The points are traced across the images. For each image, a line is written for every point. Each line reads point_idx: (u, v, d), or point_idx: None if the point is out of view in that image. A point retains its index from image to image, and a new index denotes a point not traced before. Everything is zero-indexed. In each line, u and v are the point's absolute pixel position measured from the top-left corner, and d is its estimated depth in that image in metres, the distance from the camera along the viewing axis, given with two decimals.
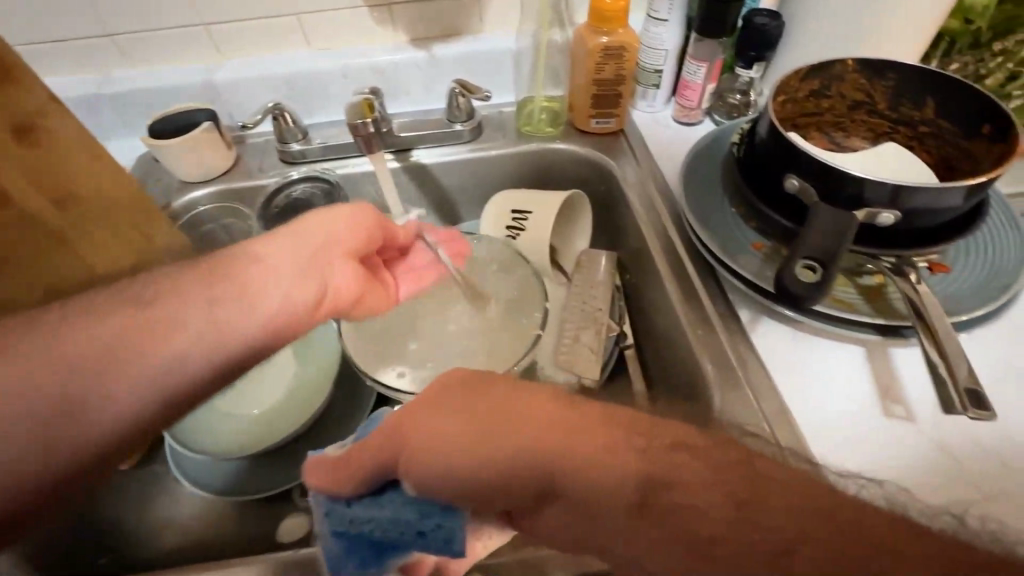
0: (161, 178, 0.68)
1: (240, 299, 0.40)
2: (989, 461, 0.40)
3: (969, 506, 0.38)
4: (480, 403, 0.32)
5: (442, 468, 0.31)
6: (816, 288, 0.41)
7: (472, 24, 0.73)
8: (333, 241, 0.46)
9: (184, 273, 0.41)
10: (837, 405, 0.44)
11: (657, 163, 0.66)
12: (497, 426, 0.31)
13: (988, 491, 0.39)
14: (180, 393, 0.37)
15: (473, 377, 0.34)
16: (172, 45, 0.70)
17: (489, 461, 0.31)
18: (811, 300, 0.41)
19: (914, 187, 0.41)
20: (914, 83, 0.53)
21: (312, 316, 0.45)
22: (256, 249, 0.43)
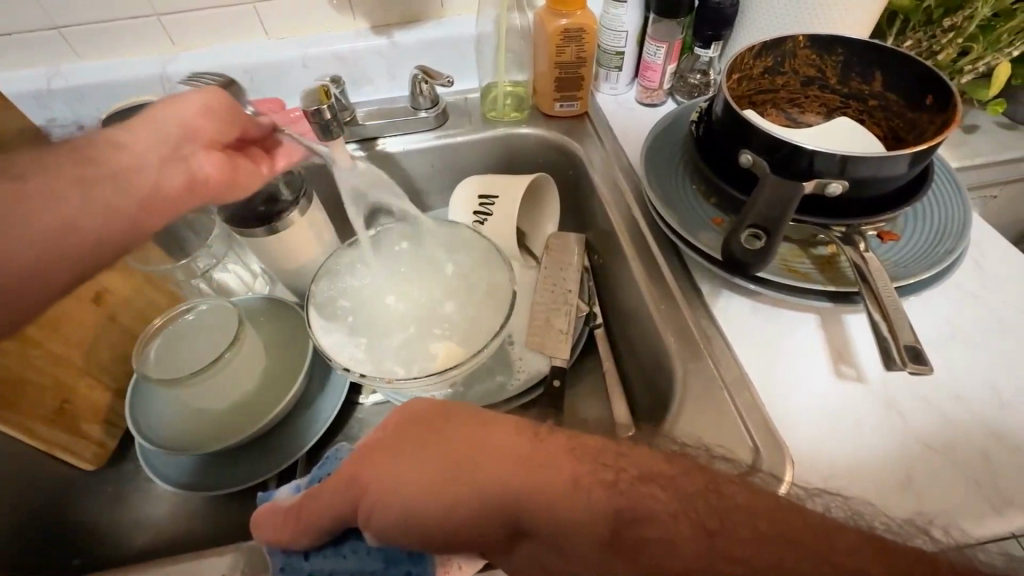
0: None
1: (110, 179, 0.44)
2: (944, 427, 0.42)
3: (926, 475, 0.40)
4: (436, 430, 0.35)
5: (399, 487, 0.33)
6: (761, 255, 0.42)
7: (434, 9, 0.72)
8: (188, 132, 0.49)
9: (45, 154, 0.42)
10: (797, 377, 0.45)
11: (622, 146, 0.67)
12: (454, 450, 0.33)
13: (948, 468, 0.40)
14: (68, 233, 0.40)
15: (428, 407, 0.36)
16: (123, 36, 0.68)
17: (452, 479, 0.32)
18: (757, 266, 0.43)
19: (860, 156, 0.42)
20: (862, 57, 0.54)
21: (184, 199, 0.48)
22: (113, 138, 0.46)
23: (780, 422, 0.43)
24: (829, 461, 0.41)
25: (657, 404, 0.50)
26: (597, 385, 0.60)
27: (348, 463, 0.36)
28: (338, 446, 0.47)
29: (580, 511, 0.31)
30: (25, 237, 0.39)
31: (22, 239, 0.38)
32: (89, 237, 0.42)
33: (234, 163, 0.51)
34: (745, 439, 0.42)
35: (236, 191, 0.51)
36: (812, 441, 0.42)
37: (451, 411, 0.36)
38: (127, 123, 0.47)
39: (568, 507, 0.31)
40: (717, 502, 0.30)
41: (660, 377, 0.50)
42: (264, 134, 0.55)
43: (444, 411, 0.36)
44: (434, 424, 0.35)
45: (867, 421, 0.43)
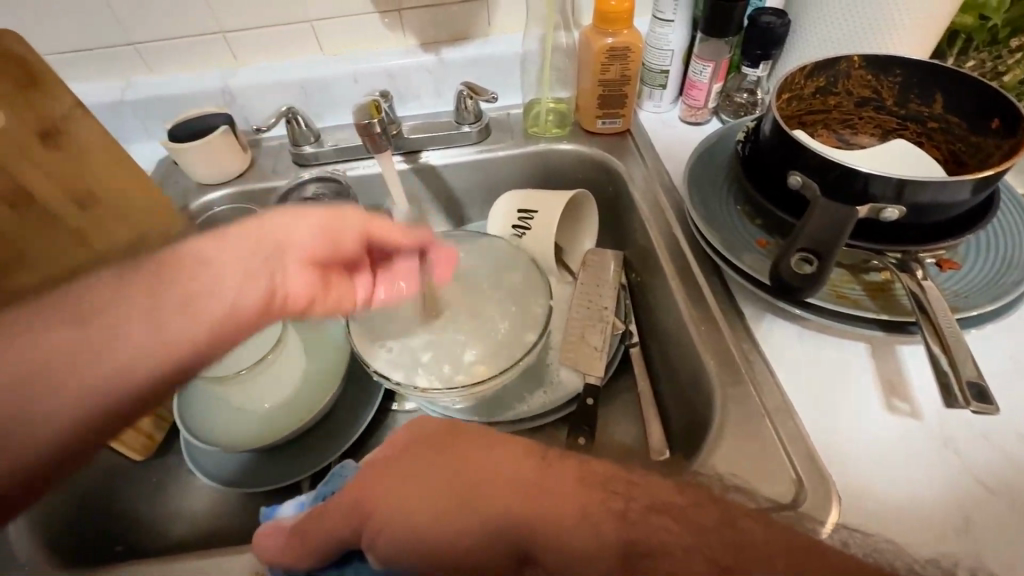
0: (179, 180, 0.71)
1: (178, 307, 0.39)
2: (1010, 474, 0.39)
3: (990, 525, 0.37)
4: (447, 446, 0.36)
5: (408, 506, 0.34)
6: (813, 279, 0.40)
7: (481, 28, 0.74)
8: (287, 246, 0.45)
9: (123, 275, 0.40)
10: (844, 410, 0.43)
11: (663, 163, 0.66)
12: (464, 466, 0.35)
13: (1014, 519, 0.37)
14: (147, 375, 0.38)
15: (438, 424, 0.38)
16: (191, 51, 0.72)
17: (464, 492, 0.33)
18: (806, 292, 0.41)
19: (920, 180, 0.41)
20: (922, 79, 0.52)
21: (256, 322, 0.44)
22: (196, 251, 0.42)
23: (823, 449, 0.41)
24: (878, 503, 0.38)
25: (693, 427, 0.49)
26: (630, 403, 0.59)
27: (357, 480, 0.37)
28: (345, 461, 0.48)
29: (597, 537, 0.30)
30: (86, 381, 0.36)
31: (67, 392, 0.35)
32: (138, 379, 0.37)
33: (325, 284, 0.48)
34: (787, 469, 0.40)
35: (320, 311, 0.48)
36: (858, 471, 0.40)
37: (464, 433, 0.37)
38: (225, 231, 0.44)
39: (585, 531, 0.31)
40: (748, 546, 0.29)
41: (697, 398, 0.48)
42: (377, 253, 0.51)
43: (465, 428, 0.37)
44: (445, 442, 0.36)
45: (921, 455, 0.40)
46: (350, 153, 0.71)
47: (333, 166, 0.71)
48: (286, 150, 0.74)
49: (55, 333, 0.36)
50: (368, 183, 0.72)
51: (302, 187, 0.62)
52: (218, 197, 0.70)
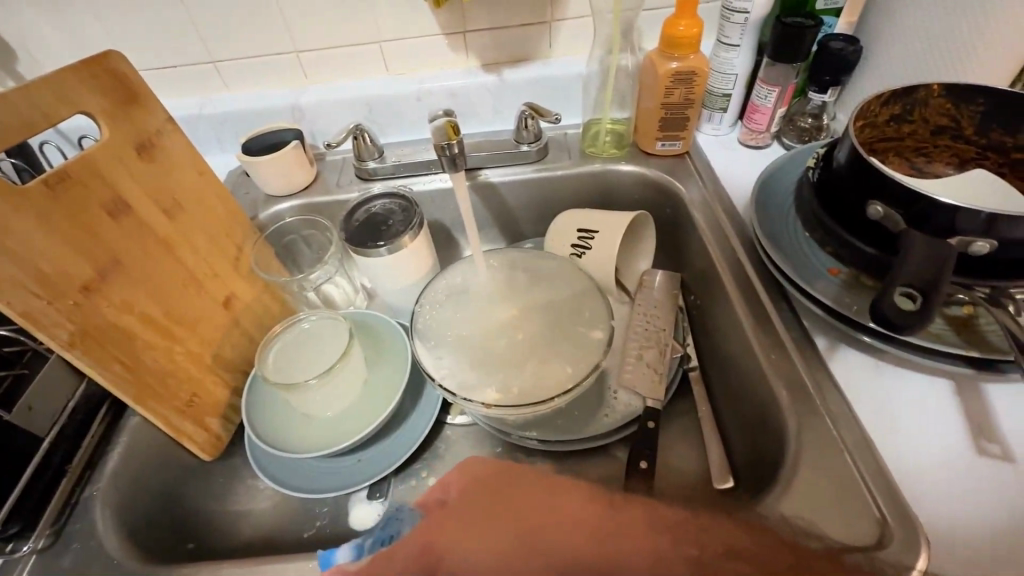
0: (249, 191, 0.74)
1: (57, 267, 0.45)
2: None
3: None
4: (498, 492, 0.37)
5: (478, 549, 0.33)
6: (918, 319, 0.38)
7: (542, 50, 0.76)
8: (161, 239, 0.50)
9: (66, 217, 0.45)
10: (925, 450, 0.42)
11: (723, 185, 0.66)
12: (524, 510, 0.35)
13: None
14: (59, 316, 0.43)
15: (488, 468, 0.39)
16: (265, 70, 0.76)
17: (528, 538, 0.33)
18: (910, 331, 0.38)
19: (1011, 216, 0.39)
20: (1008, 109, 0.51)
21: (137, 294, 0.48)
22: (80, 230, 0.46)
23: (904, 487, 0.40)
24: (970, 550, 0.37)
25: (759, 458, 0.48)
26: (688, 429, 0.58)
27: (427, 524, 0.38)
28: (399, 505, 0.43)
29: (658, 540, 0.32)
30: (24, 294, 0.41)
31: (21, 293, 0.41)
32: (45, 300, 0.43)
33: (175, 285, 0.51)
34: (867, 507, 0.39)
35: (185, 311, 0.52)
36: (943, 514, 0.38)
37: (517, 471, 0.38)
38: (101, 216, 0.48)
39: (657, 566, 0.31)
40: None
41: (765, 429, 0.48)
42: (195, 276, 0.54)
43: (517, 476, 0.38)
44: (499, 496, 0.37)
45: (1013, 501, 0.38)
46: (411, 169, 0.73)
47: (395, 182, 0.74)
48: (350, 165, 0.77)
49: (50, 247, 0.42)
50: (426, 198, 0.74)
51: (371, 201, 0.64)
52: (287, 208, 0.73)
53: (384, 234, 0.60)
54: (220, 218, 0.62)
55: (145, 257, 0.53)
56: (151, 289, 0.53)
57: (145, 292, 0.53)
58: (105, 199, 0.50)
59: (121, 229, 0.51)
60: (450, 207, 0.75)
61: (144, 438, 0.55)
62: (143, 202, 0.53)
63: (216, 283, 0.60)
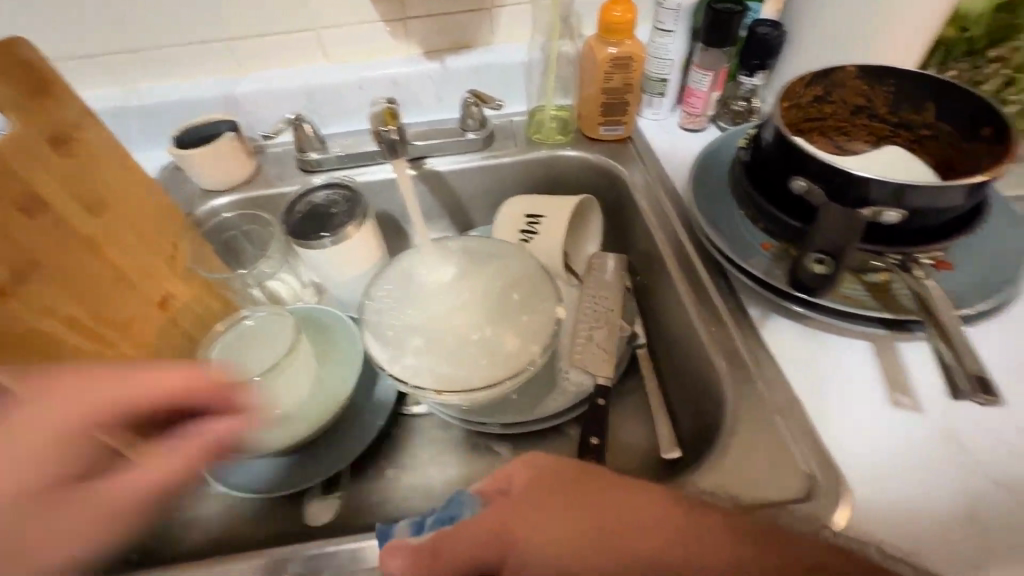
0: (183, 186, 0.71)
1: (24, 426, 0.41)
2: (1006, 461, 0.41)
3: (991, 511, 0.39)
4: (581, 486, 0.36)
5: (548, 542, 0.34)
6: (828, 280, 0.44)
7: (484, 37, 0.76)
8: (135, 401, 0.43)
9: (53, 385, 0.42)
10: (848, 407, 0.45)
11: (664, 169, 0.68)
12: (601, 511, 0.34)
13: (1014, 505, 0.39)
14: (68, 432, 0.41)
15: (554, 464, 0.38)
16: (195, 59, 0.72)
17: (606, 531, 0.33)
18: (823, 289, 0.45)
19: (916, 186, 0.43)
20: (914, 88, 0.55)
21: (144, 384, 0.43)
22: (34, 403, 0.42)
23: (830, 442, 0.43)
24: (885, 494, 0.40)
25: (702, 426, 0.50)
26: (638, 405, 0.60)
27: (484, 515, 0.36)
28: (465, 485, 0.40)
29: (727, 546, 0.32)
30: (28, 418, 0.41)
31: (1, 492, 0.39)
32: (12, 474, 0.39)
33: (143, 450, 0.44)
34: (799, 463, 0.41)
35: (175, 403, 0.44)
36: (863, 463, 0.41)
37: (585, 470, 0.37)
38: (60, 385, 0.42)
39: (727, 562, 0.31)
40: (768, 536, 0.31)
41: (707, 398, 0.50)
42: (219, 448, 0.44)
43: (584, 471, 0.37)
44: (570, 492, 0.36)
45: (924, 447, 0.42)
46: (355, 159, 0.72)
47: (338, 173, 0.72)
48: (290, 157, 0.75)
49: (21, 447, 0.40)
50: (372, 189, 0.72)
51: (313, 193, 0.62)
52: (225, 203, 0.70)
53: (328, 226, 0.60)
54: (152, 215, 0.59)
55: (67, 258, 0.50)
56: (74, 292, 0.51)
57: (67, 294, 0.50)
58: (18, 197, 0.47)
59: (37, 229, 0.48)
60: (398, 197, 0.74)
61: None
62: (62, 199, 0.50)
63: (149, 283, 0.58)
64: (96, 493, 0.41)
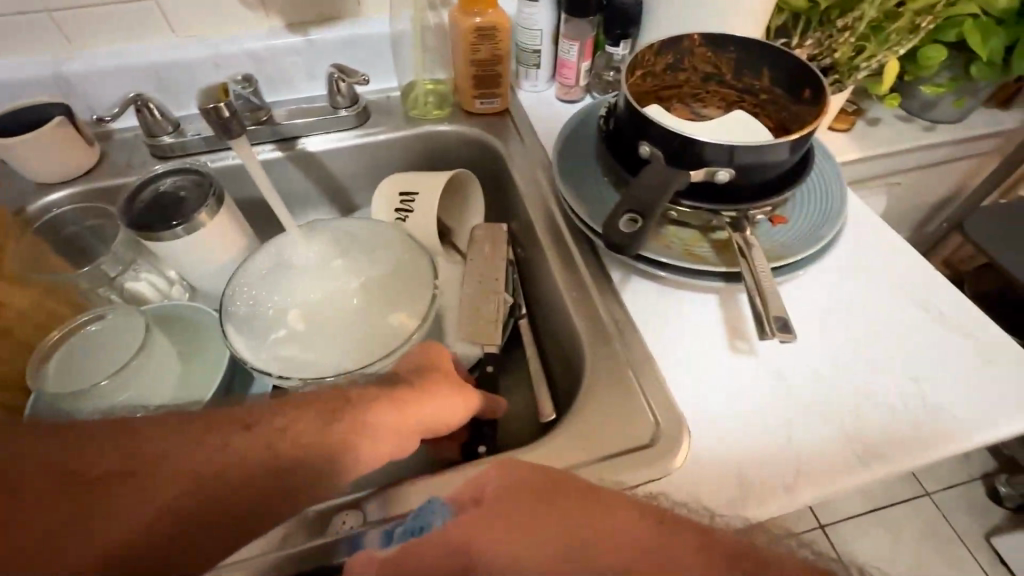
0: (11, 181, 0.63)
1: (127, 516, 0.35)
2: (822, 392, 0.46)
3: (805, 438, 0.43)
4: (546, 496, 0.34)
5: (521, 548, 0.31)
6: (637, 234, 0.47)
7: (351, 8, 0.72)
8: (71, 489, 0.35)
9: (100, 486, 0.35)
10: (695, 358, 0.48)
11: (541, 141, 0.69)
12: (576, 516, 0.32)
13: (825, 431, 0.44)
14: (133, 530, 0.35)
15: (531, 473, 0.36)
16: (11, 33, 0.64)
17: (584, 542, 0.30)
18: (631, 246, 0.47)
19: (741, 147, 0.46)
20: (752, 56, 0.58)
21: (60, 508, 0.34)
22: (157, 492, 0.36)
23: (677, 391, 0.46)
24: (721, 433, 0.44)
25: (572, 389, 0.53)
26: (521, 374, 0.62)
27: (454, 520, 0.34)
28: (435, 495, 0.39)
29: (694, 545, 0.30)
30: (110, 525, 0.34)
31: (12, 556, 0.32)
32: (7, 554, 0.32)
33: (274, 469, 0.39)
34: (646, 412, 0.44)
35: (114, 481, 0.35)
36: (703, 408, 0.45)
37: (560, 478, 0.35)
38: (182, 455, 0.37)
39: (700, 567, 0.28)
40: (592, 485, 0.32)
41: (574, 360, 0.52)
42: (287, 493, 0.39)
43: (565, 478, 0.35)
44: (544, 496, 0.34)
45: (756, 386, 0.46)
46: (215, 142, 0.67)
47: (198, 158, 0.67)
48: (142, 142, 0.68)
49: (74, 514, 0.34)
50: (236, 175, 0.67)
51: (158, 180, 0.57)
52: (63, 197, 0.63)
53: (180, 213, 0.55)
54: None
55: None
56: None
57: None
58: None
59: None
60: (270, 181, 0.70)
61: None
62: None
63: None
64: (138, 520, 0.35)
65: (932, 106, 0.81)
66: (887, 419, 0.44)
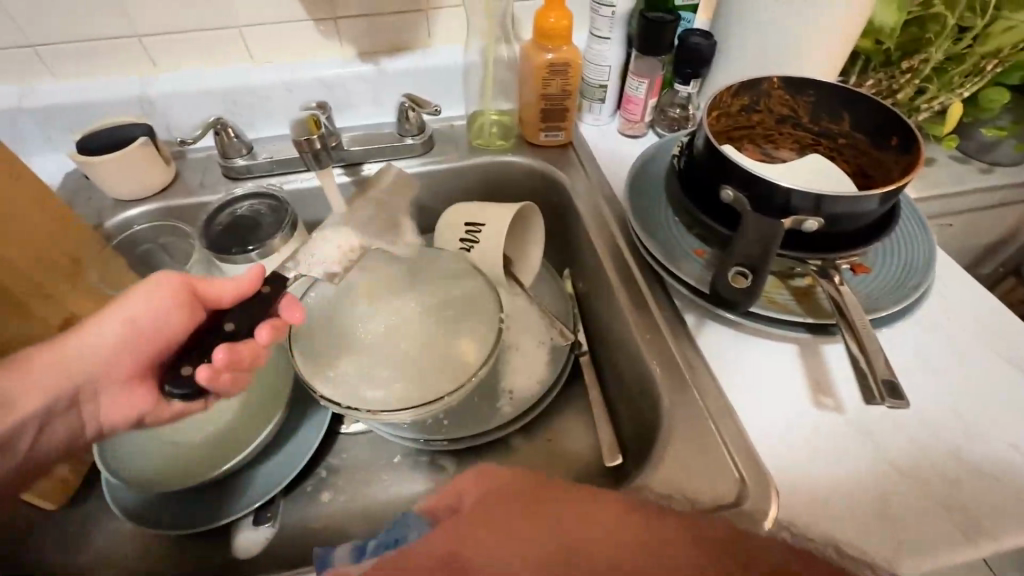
0: (92, 196, 0.65)
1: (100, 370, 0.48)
2: (917, 455, 0.43)
3: (902, 504, 0.41)
4: (535, 503, 0.28)
5: (506, 557, 0.25)
6: (749, 294, 0.45)
7: (421, 39, 0.73)
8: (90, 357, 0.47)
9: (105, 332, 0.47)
10: (777, 410, 0.46)
11: (605, 176, 0.68)
12: (563, 525, 0.26)
13: (923, 498, 0.41)
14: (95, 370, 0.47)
15: (507, 477, 0.31)
16: (101, 56, 0.66)
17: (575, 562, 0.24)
18: (743, 305, 0.46)
19: (834, 196, 0.44)
20: (833, 100, 0.57)
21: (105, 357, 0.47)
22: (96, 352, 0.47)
23: (760, 446, 0.44)
24: (808, 493, 0.41)
25: (641, 433, 0.51)
26: (581, 412, 0.60)
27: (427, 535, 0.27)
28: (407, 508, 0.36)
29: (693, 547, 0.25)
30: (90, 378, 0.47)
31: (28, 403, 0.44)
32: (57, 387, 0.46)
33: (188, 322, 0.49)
34: (727, 468, 0.43)
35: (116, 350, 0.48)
36: (789, 465, 0.43)
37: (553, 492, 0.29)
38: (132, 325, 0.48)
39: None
40: None
41: (645, 404, 0.50)
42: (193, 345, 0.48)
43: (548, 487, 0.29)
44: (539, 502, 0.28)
45: (846, 446, 0.44)
46: (286, 166, 0.68)
47: (268, 181, 0.68)
48: (214, 162, 0.70)
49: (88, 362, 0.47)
50: (305, 198, 0.69)
51: (235, 203, 0.59)
52: (139, 213, 0.65)
53: (254, 238, 0.56)
54: (51, 230, 0.54)
55: None
56: None
57: None
58: None
59: None
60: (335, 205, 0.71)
61: None
62: None
63: (49, 304, 0.53)
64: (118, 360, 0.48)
65: (991, 150, 0.74)
66: (990, 488, 0.41)
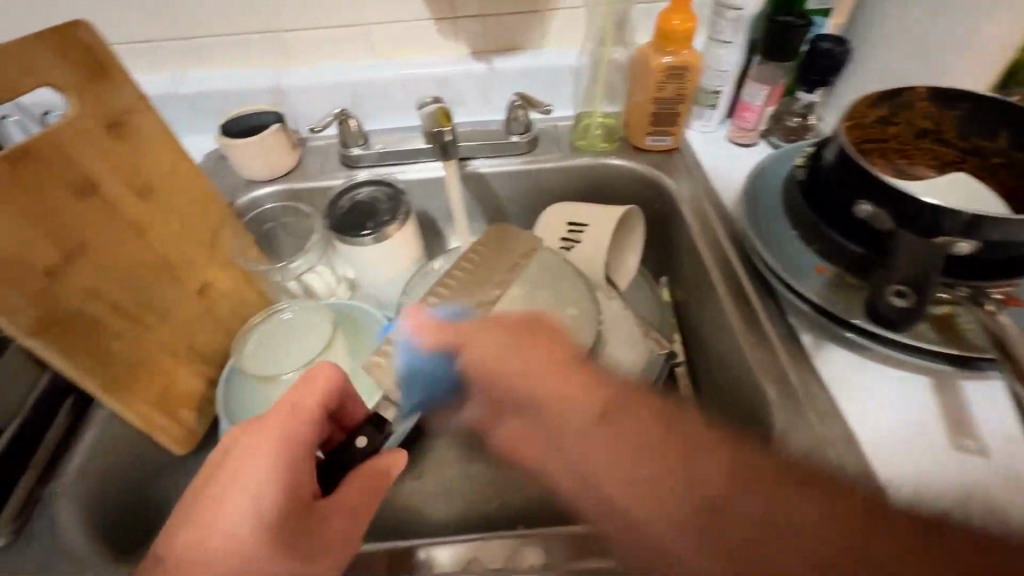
0: (227, 175, 0.71)
1: (251, 505, 0.38)
2: None
3: None
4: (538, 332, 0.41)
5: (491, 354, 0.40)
6: (909, 314, 0.42)
7: (533, 39, 0.74)
8: (257, 492, 0.39)
9: (252, 459, 0.40)
10: (909, 447, 0.43)
11: (713, 183, 0.66)
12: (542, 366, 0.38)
13: None
14: (259, 510, 0.38)
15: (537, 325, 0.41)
16: (244, 49, 0.73)
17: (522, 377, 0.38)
18: (903, 324, 0.43)
19: (991, 218, 0.41)
20: (987, 116, 0.52)
21: (261, 499, 0.38)
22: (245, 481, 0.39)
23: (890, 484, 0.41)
24: None
25: None
26: None
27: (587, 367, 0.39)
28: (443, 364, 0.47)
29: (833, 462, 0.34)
30: (234, 516, 0.38)
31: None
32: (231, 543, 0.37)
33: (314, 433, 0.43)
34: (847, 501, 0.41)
35: (268, 481, 0.39)
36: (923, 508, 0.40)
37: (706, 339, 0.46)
38: (262, 440, 0.41)
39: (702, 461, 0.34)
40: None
41: (754, 423, 0.48)
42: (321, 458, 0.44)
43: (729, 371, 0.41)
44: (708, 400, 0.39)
45: (992, 497, 0.40)
46: (398, 157, 0.71)
47: (379, 170, 0.72)
48: (332, 150, 0.75)
49: (236, 500, 0.38)
50: (412, 188, 0.72)
51: (354, 189, 0.62)
52: (267, 193, 0.70)
53: (371, 222, 0.59)
54: (200, 202, 0.59)
55: (112, 247, 0.50)
56: (117, 274, 0.50)
57: (114, 278, 0.50)
58: (72, 180, 0.47)
59: (87, 214, 0.48)
60: (439, 197, 0.74)
61: (116, 431, 0.52)
62: (115, 185, 0.51)
63: (191, 271, 0.58)
64: (269, 491, 0.39)
65: None
66: None
